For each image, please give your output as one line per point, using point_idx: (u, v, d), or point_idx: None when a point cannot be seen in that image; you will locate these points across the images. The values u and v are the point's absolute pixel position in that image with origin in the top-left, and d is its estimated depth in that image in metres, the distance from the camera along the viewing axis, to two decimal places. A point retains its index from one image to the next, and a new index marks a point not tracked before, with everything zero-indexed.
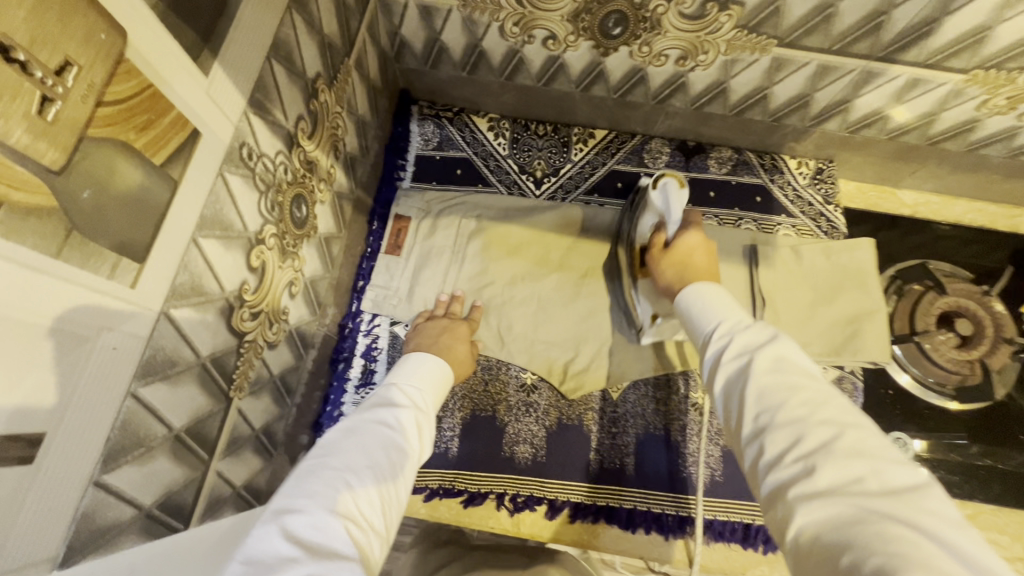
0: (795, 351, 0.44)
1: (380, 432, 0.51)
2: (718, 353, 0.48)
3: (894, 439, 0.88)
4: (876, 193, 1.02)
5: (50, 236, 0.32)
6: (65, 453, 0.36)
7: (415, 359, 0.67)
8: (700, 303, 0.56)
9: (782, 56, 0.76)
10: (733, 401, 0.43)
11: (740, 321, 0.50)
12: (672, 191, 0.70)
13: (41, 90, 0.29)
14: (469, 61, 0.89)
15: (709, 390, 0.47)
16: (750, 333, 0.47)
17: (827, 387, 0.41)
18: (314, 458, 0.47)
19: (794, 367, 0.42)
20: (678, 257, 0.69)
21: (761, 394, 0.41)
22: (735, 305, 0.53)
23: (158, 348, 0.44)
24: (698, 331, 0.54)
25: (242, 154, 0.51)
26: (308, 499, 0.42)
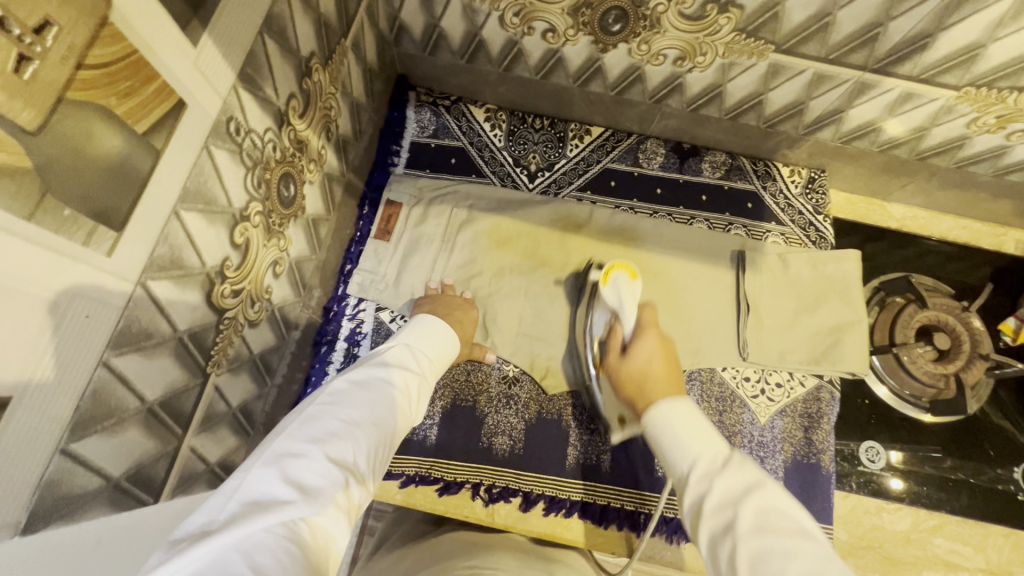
0: (776, 501, 0.46)
1: (383, 395, 0.56)
2: (700, 502, 0.49)
3: (867, 448, 0.90)
4: (865, 205, 1.03)
5: (21, 197, 0.31)
6: (30, 421, 0.36)
7: (421, 325, 0.73)
8: (669, 427, 0.57)
9: (779, 63, 0.76)
10: (724, 556, 0.45)
11: (713, 458, 0.52)
12: (623, 283, 0.80)
13: (19, 48, 0.28)
14: (467, 49, 0.89)
15: (696, 540, 0.49)
16: (732, 478, 0.49)
17: (818, 543, 0.43)
18: (320, 405, 0.51)
19: (782, 521, 0.45)
20: (636, 364, 0.72)
21: (755, 561, 0.43)
22: (707, 430, 0.55)
23: (134, 318, 0.44)
24: (670, 464, 0.55)
25: (230, 128, 0.50)
26: (312, 446, 0.45)
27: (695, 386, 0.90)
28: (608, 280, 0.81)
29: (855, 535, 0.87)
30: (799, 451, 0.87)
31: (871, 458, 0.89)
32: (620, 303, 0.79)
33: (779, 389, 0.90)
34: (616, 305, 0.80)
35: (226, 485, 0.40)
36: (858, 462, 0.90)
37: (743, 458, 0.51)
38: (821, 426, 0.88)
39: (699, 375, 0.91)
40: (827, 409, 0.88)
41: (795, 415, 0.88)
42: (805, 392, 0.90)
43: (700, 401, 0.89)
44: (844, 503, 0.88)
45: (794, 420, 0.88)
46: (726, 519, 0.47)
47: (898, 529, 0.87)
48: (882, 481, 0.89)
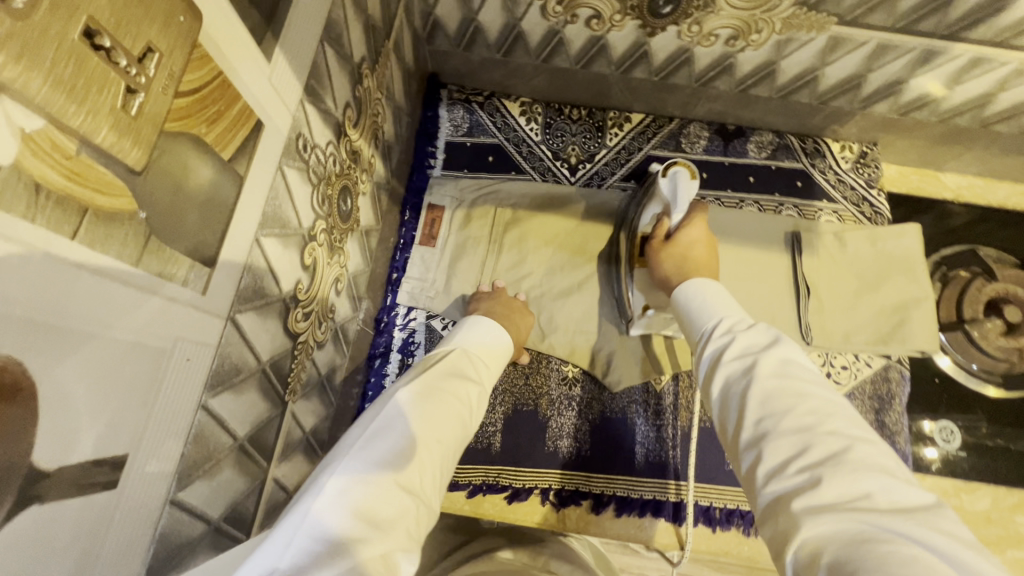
0: (798, 355, 0.43)
1: (448, 406, 0.50)
2: (717, 348, 0.46)
3: (941, 428, 0.88)
4: (918, 176, 1.00)
5: (130, 242, 0.29)
6: (143, 476, 0.34)
7: (476, 323, 0.66)
8: (699, 298, 0.54)
9: (839, 35, 0.72)
10: (734, 399, 0.42)
11: (742, 320, 0.49)
12: (683, 180, 0.71)
13: (126, 80, 0.26)
14: (505, 42, 0.85)
15: (703, 387, 0.46)
16: (755, 331, 0.46)
17: (835, 398, 0.40)
18: (384, 419, 0.46)
19: (802, 372, 0.41)
20: (678, 248, 0.69)
21: (765, 398, 0.40)
22: (736, 303, 0.52)
23: (226, 355, 0.41)
24: (695, 329, 0.52)
25: (299, 145, 0.48)
26: (379, 472, 0.41)
27: None
28: (667, 172, 0.72)
29: None
30: None
31: (946, 439, 0.87)
32: (674, 197, 0.72)
33: (845, 372, 0.87)
34: (669, 200, 0.73)
35: (293, 518, 0.37)
36: (931, 441, 0.87)
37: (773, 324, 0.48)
38: (892, 408, 0.85)
39: None
40: (898, 390, 0.86)
41: (864, 398, 0.86)
42: (873, 373, 0.87)
43: None
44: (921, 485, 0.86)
45: (865, 403, 0.85)
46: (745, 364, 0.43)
47: (978, 509, 0.84)
48: (958, 461, 0.86)
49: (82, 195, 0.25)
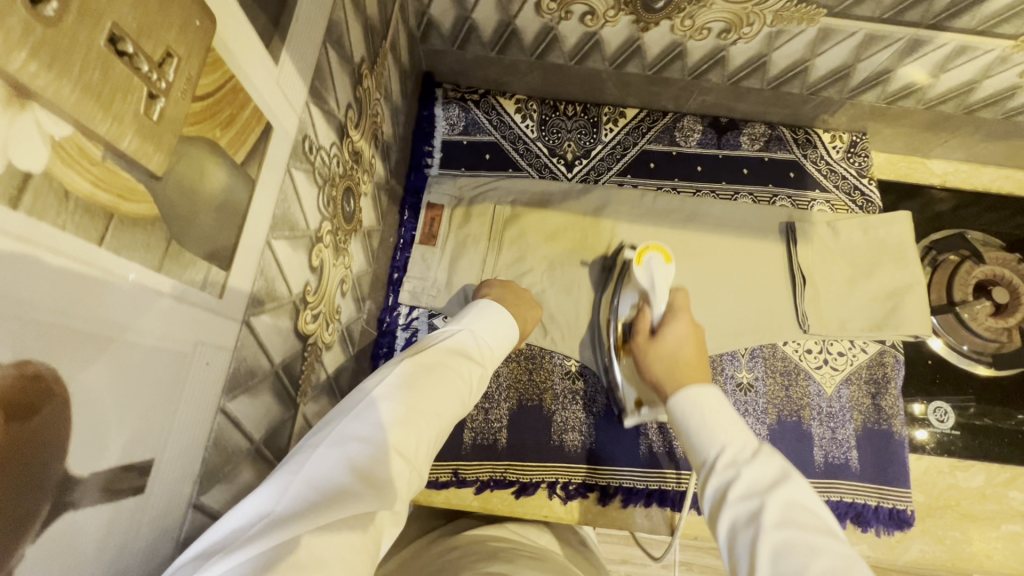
0: (802, 498, 0.45)
1: (450, 382, 0.50)
2: (723, 487, 0.48)
3: (935, 409, 0.90)
4: (906, 163, 1.02)
5: (151, 247, 0.29)
6: (168, 480, 0.34)
7: (486, 307, 0.65)
8: (699, 415, 0.56)
9: (829, 27, 0.74)
10: (745, 548, 0.43)
11: (743, 447, 0.51)
12: (657, 265, 0.76)
13: (148, 86, 0.26)
14: (499, 39, 0.86)
15: (714, 528, 0.47)
16: (758, 467, 0.48)
17: (843, 544, 0.41)
18: (389, 385, 0.46)
19: (808, 516, 0.43)
20: (664, 347, 0.70)
21: (776, 551, 0.41)
22: (738, 421, 0.54)
23: (242, 358, 0.41)
24: (697, 453, 0.54)
25: (305, 147, 0.48)
26: (377, 434, 0.41)
27: (758, 362, 0.89)
28: (642, 261, 0.76)
29: (931, 496, 0.86)
30: (869, 417, 0.86)
31: (940, 419, 0.89)
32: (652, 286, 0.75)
33: (842, 357, 0.89)
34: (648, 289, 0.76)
35: (292, 463, 0.38)
36: (927, 421, 0.89)
37: (772, 451, 0.50)
38: (888, 391, 0.87)
39: (761, 351, 0.89)
40: (893, 373, 0.88)
41: (860, 382, 0.88)
42: (868, 358, 0.89)
43: (765, 377, 0.88)
44: (918, 465, 0.88)
45: (861, 388, 0.87)
46: (751, 508, 0.45)
47: (973, 487, 0.86)
48: (952, 440, 0.88)
49: (107, 201, 0.25)
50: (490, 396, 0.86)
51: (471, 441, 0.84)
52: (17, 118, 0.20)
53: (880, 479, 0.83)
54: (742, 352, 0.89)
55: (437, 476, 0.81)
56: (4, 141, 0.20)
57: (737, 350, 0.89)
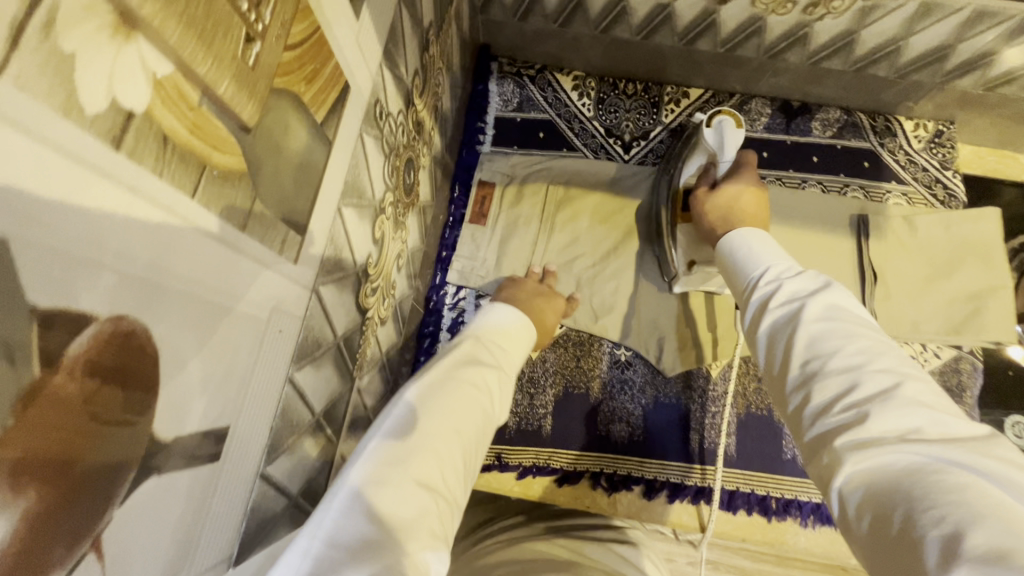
0: (847, 303, 0.41)
1: (467, 396, 0.45)
2: (764, 300, 0.44)
3: (1012, 424, 0.84)
4: (995, 158, 0.93)
5: (238, 206, 0.27)
6: (239, 449, 0.33)
7: (499, 310, 0.62)
8: (747, 245, 0.52)
9: (932, 1, 0.67)
10: (779, 344, 0.40)
11: (789, 269, 0.46)
12: (728, 129, 0.67)
13: (246, 27, 0.24)
14: (564, 11, 0.82)
15: (749, 340, 0.44)
16: (805, 280, 0.43)
17: (882, 337, 0.38)
18: (397, 414, 0.41)
19: (849, 316, 0.40)
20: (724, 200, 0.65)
21: (813, 340, 0.38)
22: (785, 251, 0.49)
23: (309, 328, 0.40)
24: (742, 283, 0.50)
25: (377, 111, 0.46)
26: (393, 469, 0.36)
27: None
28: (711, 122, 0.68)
29: None
30: None
31: (1019, 434, 0.83)
32: (720, 147, 0.68)
33: (912, 361, 0.83)
34: (714, 149, 0.69)
35: (306, 525, 0.33)
36: (1003, 436, 0.83)
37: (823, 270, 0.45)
38: (963, 400, 0.81)
39: None
40: (969, 381, 0.82)
41: None
42: (942, 364, 0.83)
43: None
44: None
45: None
46: (792, 311, 0.41)
47: None
48: None
49: (200, 150, 0.23)
50: (536, 381, 0.84)
51: (515, 426, 0.82)
52: (123, 48, 0.18)
53: None
54: None
55: None
56: (109, 74, 0.18)
57: None
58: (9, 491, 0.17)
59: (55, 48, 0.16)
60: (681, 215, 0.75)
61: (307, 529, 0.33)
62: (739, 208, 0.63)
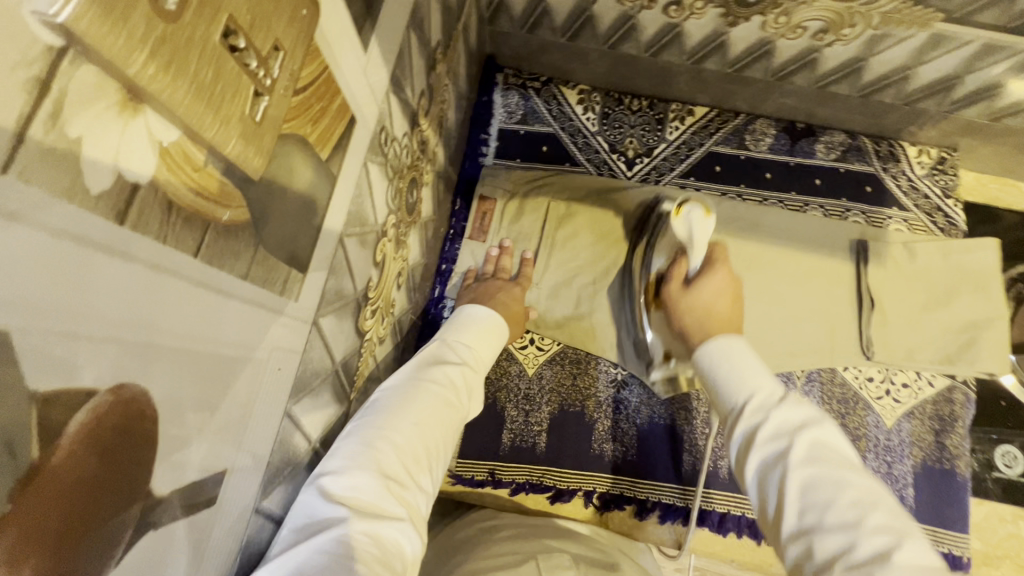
0: (833, 436, 0.42)
1: (428, 392, 0.50)
2: (748, 431, 0.44)
3: (1002, 453, 0.84)
4: (997, 185, 0.93)
5: (241, 255, 0.27)
6: (237, 487, 0.33)
7: (469, 315, 0.64)
8: (722, 363, 0.51)
9: (943, 33, 0.67)
10: (774, 490, 0.40)
11: (770, 390, 0.46)
12: (697, 219, 0.67)
13: (254, 84, 0.23)
14: (572, 26, 0.81)
15: (739, 477, 0.44)
16: (788, 408, 0.43)
17: (872, 480, 0.39)
18: (359, 415, 0.47)
19: (838, 458, 0.40)
20: (698, 296, 0.68)
21: (807, 490, 0.38)
22: (765, 367, 0.49)
23: (308, 360, 0.40)
24: (721, 402, 0.49)
25: (382, 138, 0.45)
26: (351, 461, 0.42)
27: (815, 387, 0.84)
28: (681, 213, 0.68)
29: (989, 544, 0.81)
30: (930, 456, 0.81)
31: (1008, 464, 0.84)
32: (690, 240, 0.69)
33: (905, 389, 0.83)
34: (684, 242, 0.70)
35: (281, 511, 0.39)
36: (993, 465, 0.84)
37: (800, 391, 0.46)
38: (954, 430, 0.82)
39: (818, 376, 0.84)
40: (961, 412, 0.82)
41: (924, 418, 0.82)
42: (935, 393, 0.83)
43: (821, 404, 0.83)
44: (977, 510, 0.83)
45: (924, 423, 0.82)
46: (779, 448, 0.41)
47: None
48: (1020, 486, 0.83)
49: (205, 209, 0.23)
50: (532, 398, 0.84)
51: (510, 443, 0.82)
52: (129, 123, 0.18)
53: (935, 521, 0.78)
54: (798, 374, 0.84)
55: (473, 474, 0.80)
56: (114, 151, 0.18)
57: (792, 371, 0.84)
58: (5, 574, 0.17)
59: (60, 136, 0.16)
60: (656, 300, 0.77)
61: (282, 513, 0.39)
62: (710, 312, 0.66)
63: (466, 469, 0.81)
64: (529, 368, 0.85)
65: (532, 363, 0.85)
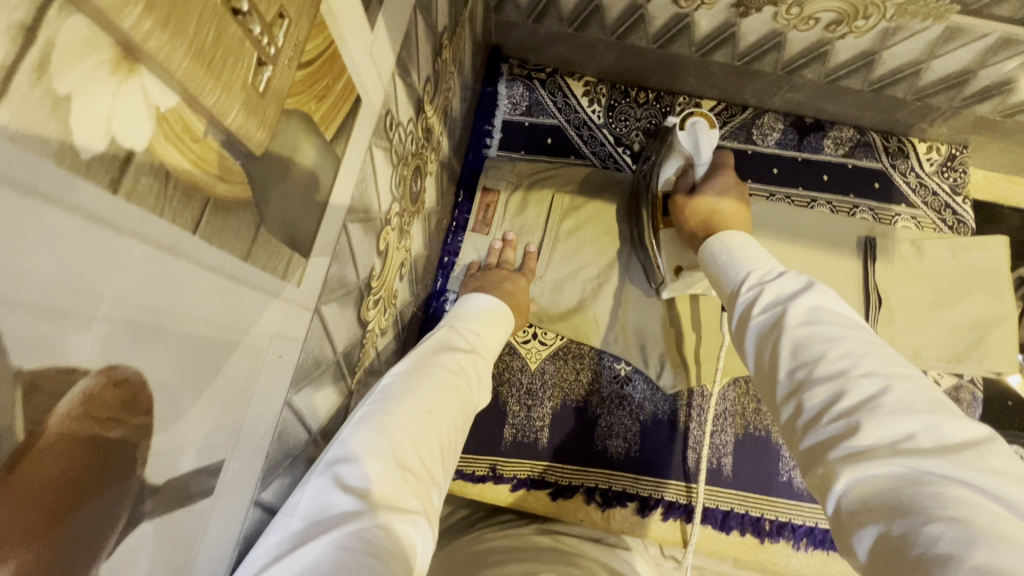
0: (831, 301, 0.42)
1: (440, 385, 0.49)
2: (747, 306, 0.45)
3: None
4: (1006, 183, 0.92)
5: (241, 235, 0.26)
6: (235, 478, 0.31)
7: (476, 301, 0.63)
8: (728, 250, 0.52)
9: (959, 26, 0.65)
10: (767, 353, 0.41)
11: (772, 270, 0.47)
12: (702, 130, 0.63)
13: (257, 51, 0.22)
14: (579, 16, 0.80)
15: (740, 349, 0.45)
16: (786, 281, 0.44)
17: (868, 338, 0.39)
18: (369, 404, 0.45)
19: (834, 317, 0.40)
20: (704, 202, 0.65)
21: (798, 348, 0.39)
22: (767, 252, 0.50)
23: (309, 350, 0.39)
24: (726, 284, 0.50)
25: (387, 122, 0.44)
26: (367, 449, 0.40)
27: None
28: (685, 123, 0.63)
29: None
30: None
31: None
32: (697, 152, 0.64)
33: None
34: (689, 152, 0.65)
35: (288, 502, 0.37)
36: None
37: None
38: None
39: None
40: (968, 411, 0.82)
41: None
42: (943, 392, 0.83)
43: None
44: None
45: None
46: (775, 315, 0.42)
47: None
48: None
49: (205, 183, 0.22)
50: (534, 393, 0.83)
51: (511, 438, 0.81)
52: (123, 85, 0.17)
53: None
54: None
55: (474, 469, 0.79)
56: (106, 114, 0.17)
57: None
58: None
59: (47, 91, 0.15)
60: (664, 219, 0.73)
61: (291, 503, 0.37)
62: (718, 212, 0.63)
63: (466, 464, 0.79)
64: (532, 362, 0.84)
65: (534, 357, 0.84)
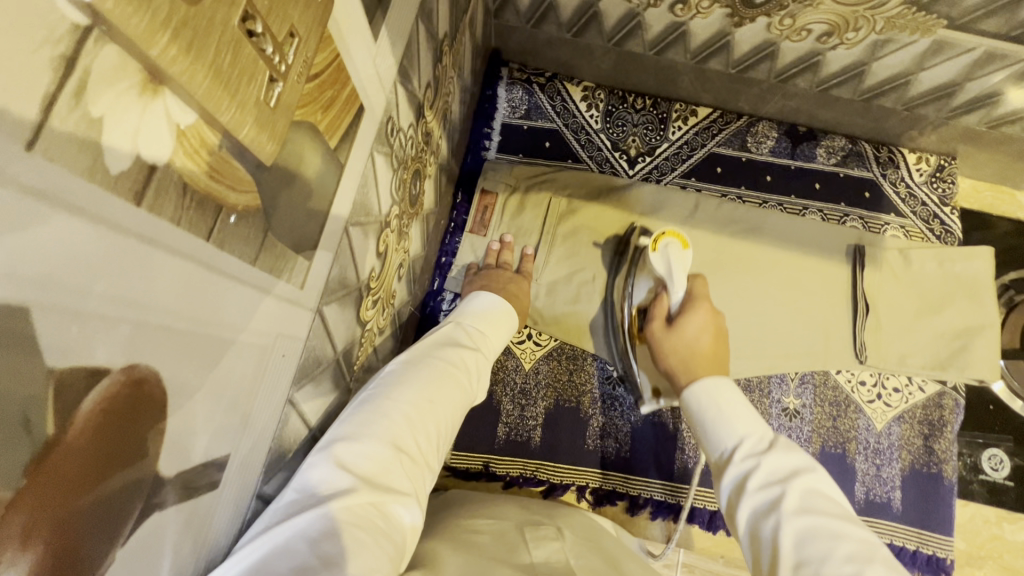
0: (822, 488, 0.44)
1: (442, 376, 0.50)
2: (741, 480, 0.47)
3: (988, 456, 0.85)
4: (993, 193, 0.94)
5: (251, 240, 0.27)
6: (239, 471, 0.33)
7: (481, 301, 0.65)
8: (714, 404, 0.54)
9: (945, 39, 0.67)
10: (767, 540, 0.42)
11: (760, 437, 0.50)
12: (673, 251, 0.73)
13: (270, 69, 0.24)
14: (578, 22, 0.81)
15: (734, 530, 0.45)
16: (779, 458, 0.46)
17: (863, 535, 0.41)
18: (372, 389, 0.47)
19: (828, 507, 0.42)
20: (680, 337, 0.70)
21: (802, 542, 0.40)
22: (752, 410, 0.53)
23: (311, 348, 0.40)
24: (710, 444, 0.52)
25: (388, 129, 0.45)
26: (364, 430, 0.42)
27: (808, 389, 0.85)
28: (658, 247, 0.74)
29: (973, 545, 0.83)
30: (918, 460, 0.82)
31: (994, 467, 0.85)
32: (670, 272, 0.73)
33: (896, 394, 0.85)
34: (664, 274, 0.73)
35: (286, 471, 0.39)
36: (980, 470, 0.85)
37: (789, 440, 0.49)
38: (942, 435, 0.83)
39: (812, 379, 0.86)
40: (950, 417, 0.84)
41: (914, 422, 0.84)
42: (926, 399, 0.85)
43: (813, 405, 0.85)
44: (963, 511, 0.84)
45: (913, 428, 0.84)
46: (771, 497, 0.44)
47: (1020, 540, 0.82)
48: (1004, 489, 0.84)
49: (218, 193, 0.23)
50: (529, 392, 0.84)
51: (505, 436, 0.82)
52: (149, 105, 0.18)
53: (921, 523, 0.80)
54: (792, 374, 0.86)
55: (467, 466, 0.81)
56: (133, 133, 0.18)
57: (787, 373, 0.85)
58: (19, 546, 0.17)
59: (83, 114, 0.16)
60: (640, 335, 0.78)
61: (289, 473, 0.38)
62: (695, 347, 0.68)
63: (460, 461, 0.81)
64: (526, 363, 0.85)
65: (529, 358, 0.85)
